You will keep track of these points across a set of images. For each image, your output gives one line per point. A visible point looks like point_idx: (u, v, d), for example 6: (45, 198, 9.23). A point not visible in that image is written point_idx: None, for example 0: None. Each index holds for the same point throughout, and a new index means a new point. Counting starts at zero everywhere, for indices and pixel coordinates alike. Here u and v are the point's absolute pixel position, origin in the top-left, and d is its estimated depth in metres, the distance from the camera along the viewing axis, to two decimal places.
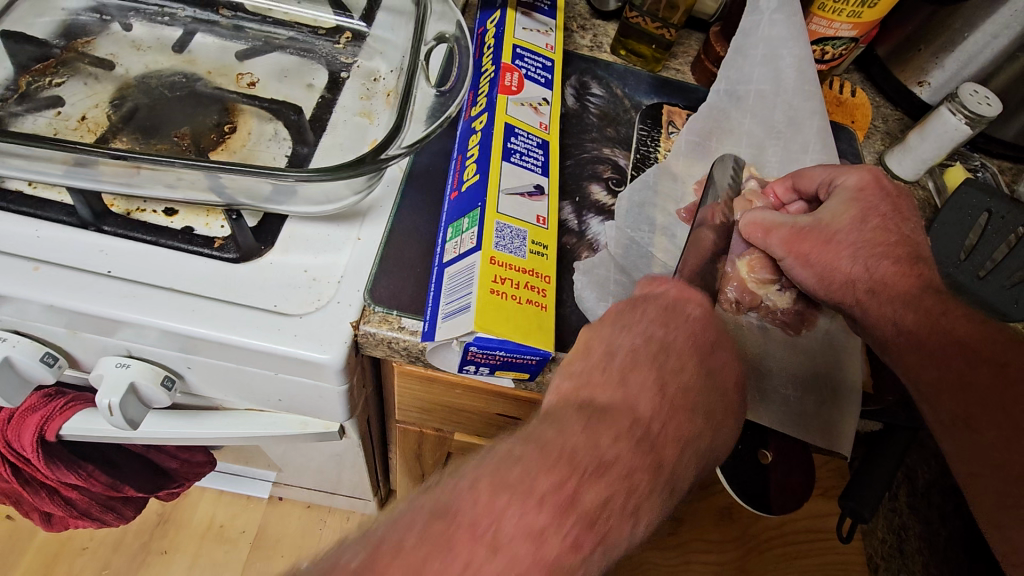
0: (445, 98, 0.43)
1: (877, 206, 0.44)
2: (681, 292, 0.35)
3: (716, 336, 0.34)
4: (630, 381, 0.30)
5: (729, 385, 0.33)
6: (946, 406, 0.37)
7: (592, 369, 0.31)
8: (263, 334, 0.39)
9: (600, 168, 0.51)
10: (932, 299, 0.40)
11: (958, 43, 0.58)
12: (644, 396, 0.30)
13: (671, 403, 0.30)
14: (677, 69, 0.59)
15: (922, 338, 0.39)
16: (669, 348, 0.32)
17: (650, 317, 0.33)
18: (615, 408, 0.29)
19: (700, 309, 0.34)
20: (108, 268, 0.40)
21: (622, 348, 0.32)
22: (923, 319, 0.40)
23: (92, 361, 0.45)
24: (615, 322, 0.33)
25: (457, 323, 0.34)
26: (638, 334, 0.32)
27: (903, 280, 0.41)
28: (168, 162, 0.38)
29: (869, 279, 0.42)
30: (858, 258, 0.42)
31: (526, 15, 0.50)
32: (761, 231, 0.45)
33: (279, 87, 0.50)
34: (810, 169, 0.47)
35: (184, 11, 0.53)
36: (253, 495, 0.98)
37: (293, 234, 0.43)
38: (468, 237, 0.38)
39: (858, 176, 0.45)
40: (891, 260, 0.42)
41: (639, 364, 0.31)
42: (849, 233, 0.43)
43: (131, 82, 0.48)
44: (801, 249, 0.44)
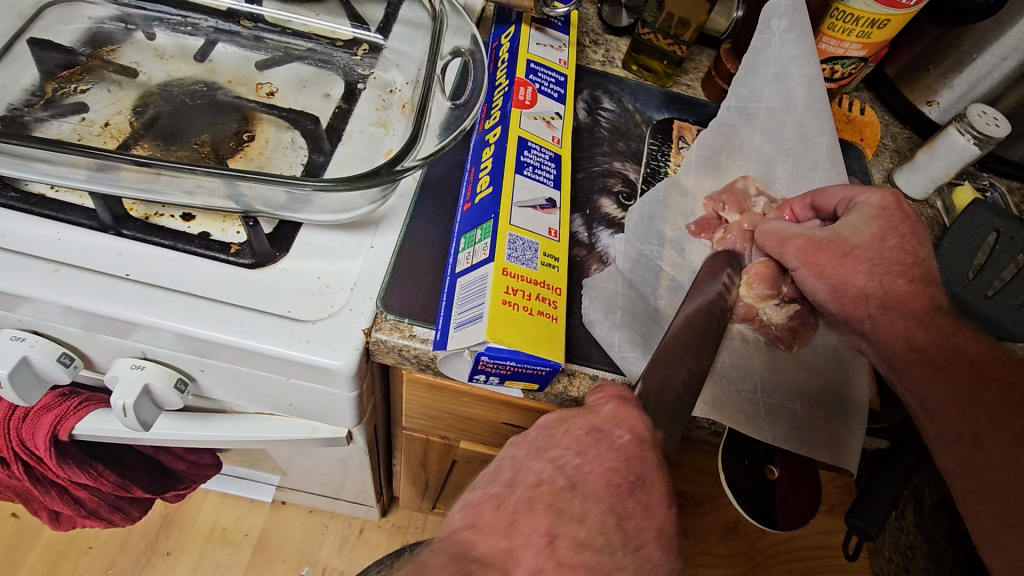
0: (461, 111, 0.44)
1: (897, 227, 0.44)
2: (617, 412, 0.36)
3: (639, 472, 0.33)
4: (517, 529, 0.29)
5: (648, 536, 0.31)
6: (953, 422, 0.38)
7: (488, 503, 0.31)
8: (277, 340, 0.39)
9: (610, 182, 0.51)
10: (942, 319, 0.40)
11: (967, 64, 0.59)
12: (527, 551, 0.28)
13: (556, 565, 0.28)
14: (689, 84, 0.61)
15: (931, 353, 0.39)
16: (577, 486, 0.32)
17: (571, 440, 0.34)
18: (489, 566, 0.28)
19: (628, 436, 0.34)
20: (127, 271, 0.41)
21: (526, 482, 0.32)
22: (934, 336, 0.40)
23: (107, 362, 0.45)
24: (531, 445, 0.34)
25: (469, 334, 0.34)
26: (549, 463, 0.33)
27: (916, 300, 0.42)
28: (189, 170, 0.39)
29: (883, 295, 0.42)
30: (874, 274, 0.42)
31: (540, 31, 0.51)
32: (778, 239, 0.44)
33: (297, 97, 0.51)
34: (831, 188, 0.47)
35: (206, 21, 0.54)
36: (257, 499, 0.99)
37: (307, 241, 0.44)
38: (481, 249, 0.38)
39: (881, 196, 0.45)
40: (905, 279, 0.42)
41: (533, 509, 0.30)
42: (867, 249, 0.43)
43: (154, 89, 0.49)
44: (817, 261, 0.43)
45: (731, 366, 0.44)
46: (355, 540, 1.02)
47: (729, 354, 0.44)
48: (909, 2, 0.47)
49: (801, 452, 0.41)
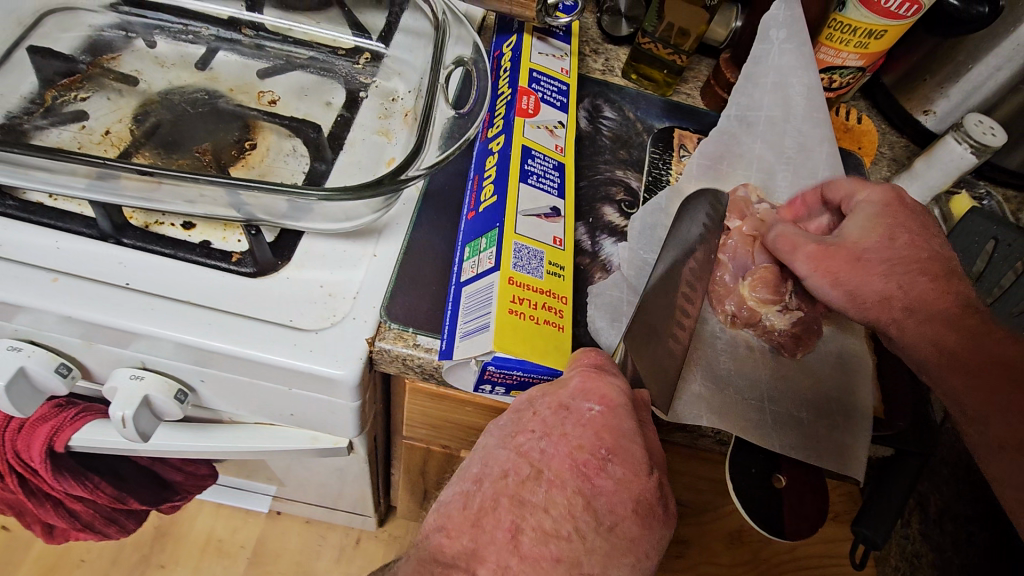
0: (464, 120, 0.44)
1: (906, 223, 0.43)
2: (585, 384, 0.34)
3: (611, 446, 0.33)
4: (481, 526, 0.31)
5: (623, 512, 0.32)
6: (985, 427, 0.36)
7: (455, 504, 0.33)
8: (280, 350, 0.39)
9: (612, 190, 0.52)
10: (970, 318, 0.39)
11: (963, 74, 0.60)
12: (492, 549, 0.31)
13: (520, 560, 0.30)
14: (688, 93, 0.61)
15: (964, 356, 0.37)
16: (543, 472, 0.32)
17: (539, 422, 0.34)
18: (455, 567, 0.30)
19: (598, 408, 0.34)
20: (126, 280, 0.40)
21: (492, 474, 0.33)
22: (964, 338, 0.38)
23: (105, 372, 0.45)
24: (500, 432, 0.35)
25: (475, 343, 0.34)
26: (514, 450, 0.34)
27: (939, 299, 0.40)
28: (194, 179, 0.39)
29: (905, 296, 0.40)
30: (891, 276, 0.41)
31: (542, 40, 0.51)
32: (790, 245, 0.44)
33: (299, 105, 0.51)
34: (839, 180, 0.47)
35: (207, 29, 0.53)
36: (253, 510, 0.98)
37: (309, 250, 0.44)
38: (486, 257, 0.37)
39: (882, 194, 0.44)
40: (926, 277, 0.41)
41: (497, 504, 0.32)
42: (880, 250, 0.42)
43: (154, 97, 0.49)
44: (829, 266, 0.42)
45: (737, 372, 0.43)
46: (352, 551, 1.01)
47: (734, 362, 0.44)
48: (907, 13, 0.49)
49: (808, 461, 0.40)
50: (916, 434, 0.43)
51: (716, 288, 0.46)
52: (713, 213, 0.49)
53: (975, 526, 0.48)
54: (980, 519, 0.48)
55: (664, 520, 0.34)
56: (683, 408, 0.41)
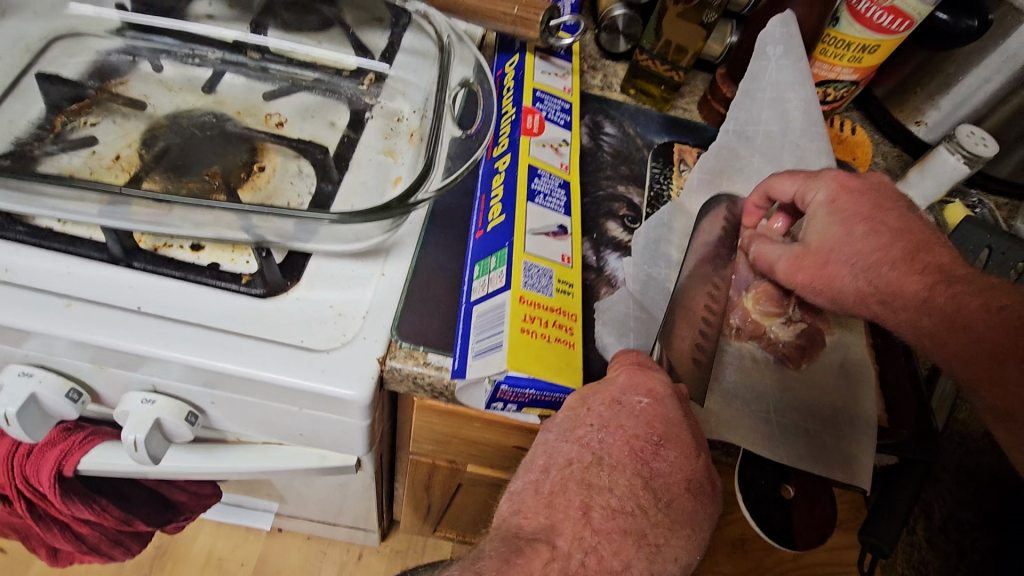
0: (471, 141, 0.45)
1: (856, 209, 0.42)
2: (633, 379, 0.35)
3: (663, 432, 0.34)
4: (556, 507, 0.32)
5: (677, 490, 0.34)
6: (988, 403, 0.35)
7: (527, 489, 0.34)
8: (292, 370, 0.39)
9: (615, 206, 0.53)
10: (942, 292, 0.37)
11: (952, 86, 0.63)
12: (568, 524, 0.32)
13: (594, 533, 0.32)
14: (685, 107, 0.63)
15: (944, 337, 0.36)
16: (604, 459, 0.33)
17: (595, 415, 0.34)
18: (536, 540, 0.31)
19: (648, 399, 0.35)
20: (139, 304, 0.41)
21: (557, 463, 0.34)
22: (939, 321, 0.36)
23: (115, 395, 0.45)
24: (558, 427, 0.35)
25: (488, 362, 0.34)
26: (577, 442, 0.34)
27: (910, 281, 0.38)
28: (208, 206, 0.40)
29: (877, 290, 0.39)
30: (859, 273, 0.40)
31: (545, 59, 0.52)
32: (765, 264, 0.45)
33: (304, 126, 0.52)
34: (780, 181, 0.46)
35: (214, 53, 0.54)
36: (254, 527, 0.97)
37: (318, 271, 0.45)
38: (497, 276, 0.38)
39: (827, 187, 0.43)
40: (893, 261, 0.39)
41: (568, 487, 0.33)
42: (843, 249, 0.41)
43: (162, 121, 0.49)
44: (802, 278, 0.43)
45: (744, 382, 0.44)
46: (354, 566, 1.00)
47: (741, 373, 0.44)
48: (899, 28, 0.51)
49: (817, 471, 0.40)
50: (919, 442, 0.43)
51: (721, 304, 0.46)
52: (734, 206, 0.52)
53: (979, 531, 0.48)
54: (984, 525, 0.49)
55: (713, 495, 0.35)
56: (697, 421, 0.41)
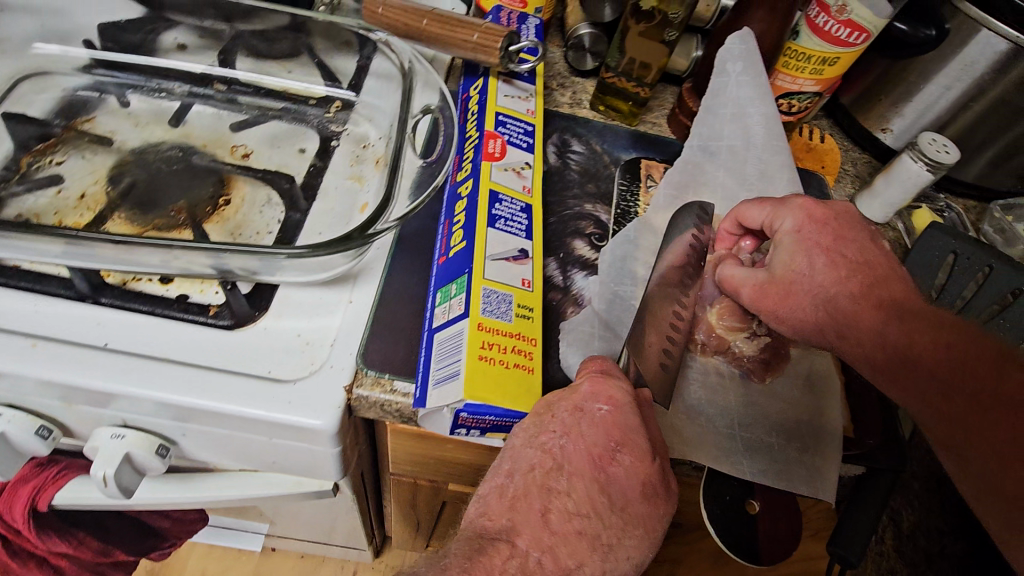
0: (432, 167, 0.46)
1: (820, 241, 0.42)
2: (595, 387, 0.36)
3: (621, 439, 0.34)
4: (518, 510, 0.33)
5: (632, 493, 0.34)
6: (936, 435, 0.35)
7: (493, 493, 0.34)
8: (259, 403, 0.40)
9: (582, 224, 0.53)
10: (897, 329, 0.37)
11: (915, 93, 0.62)
12: (527, 525, 0.32)
13: (553, 535, 0.32)
14: (653, 122, 0.64)
15: (896, 372, 0.37)
16: (564, 466, 0.34)
17: (558, 423, 0.34)
18: (497, 540, 0.32)
19: (608, 407, 0.35)
20: (105, 341, 0.41)
21: (521, 468, 0.34)
22: (892, 356, 0.37)
23: (86, 430, 0.45)
24: (523, 432, 0.35)
25: (446, 391, 0.35)
26: (539, 449, 0.34)
27: (867, 314, 0.39)
28: (168, 246, 0.40)
29: (836, 322, 0.40)
30: (820, 303, 0.41)
31: (507, 83, 0.53)
32: (732, 287, 0.45)
33: (273, 154, 0.52)
34: (749, 208, 0.47)
35: (180, 86, 0.55)
36: (245, 549, 0.97)
37: (286, 300, 0.45)
38: (457, 304, 0.38)
39: (793, 216, 0.44)
40: (852, 293, 0.40)
41: (530, 492, 0.33)
42: (806, 280, 0.42)
43: (129, 156, 0.50)
44: (767, 304, 0.43)
45: (708, 398, 0.44)
46: None
47: (705, 387, 0.45)
48: (856, 41, 0.51)
49: (779, 486, 0.41)
50: (884, 452, 0.43)
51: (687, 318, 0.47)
52: (703, 215, 0.52)
53: (949, 539, 0.48)
54: (952, 532, 0.48)
55: (670, 497, 0.35)
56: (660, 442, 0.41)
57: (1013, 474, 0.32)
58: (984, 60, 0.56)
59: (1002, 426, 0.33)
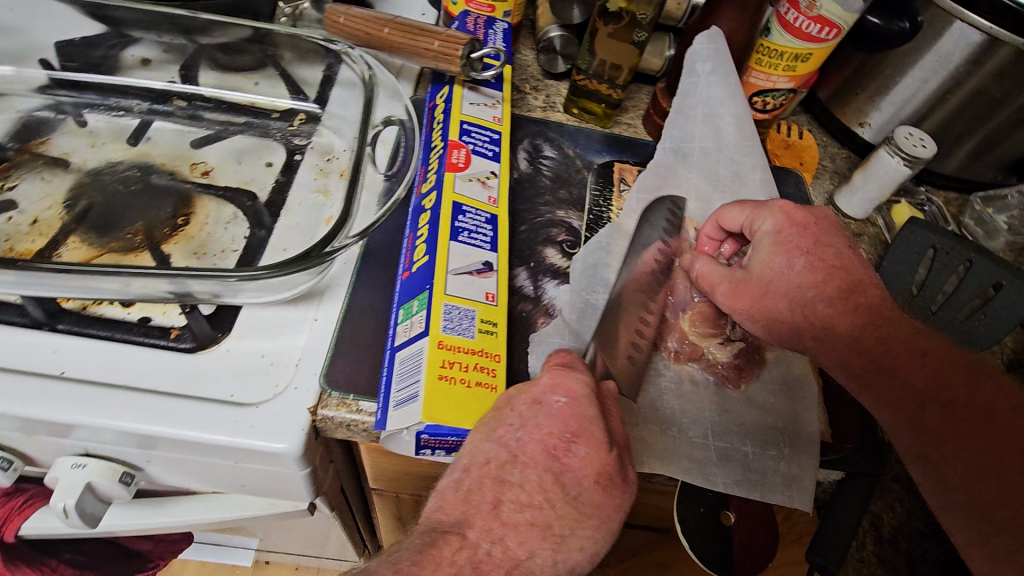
0: (393, 180, 0.45)
1: (799, 243, 0.42)
2: (554, 379, 0.35)
3: (577, 429, 0.33)
4: (472, 503, 0.31)
5: (587, 483, 0.32)
6: (907, 444, 0.35)
7: (449, 488, 0.33)
8: (220, 428, 0.38)
9: (553, 232, 0.52)
10: (873, 336, 0.37)
11: (892, 86, 0.61)
12: (479, 517, 0.31)
13: (503, 525, 0.31)
14: (628, 123, 0.63)
15: (871, 379, 0.37)
16: (519, 457, 0.32)
17: (516, 415, 0.33)
18: (449, 531, 0.31)
19: (565, 399, 0.34)
20: (62, 369, 0.40)
21: (477, 461, 0.32)
22: (868, 363, 0.37)
23: (48, 460, 0.44)
24: (481, 424, 0.33)
25: (406, 414, 0.34)
26: (495, 441, 0.32)
27: (843, 320, 0.38)
28: (115, 272, 0.39)
29: (812, 325, 0.39)
30: (796, 305, 0.40)
31: (473, 90, 0.52)
32: (708, 284, 0.45)
33: (238, 169, 0.51)
34: (730, 211, 0.46)
35: (139, 104, 0.54)
36: (237, 563, 0.96)
37: (249, 320, 0.44)
38: (418, 321, 0.38)
39: (773, 218, 0.43)
40: (827, 297, 0.39)
41: (483, 484, 0.32)
42: (782, 281, 0.41)
43: (86, 178, 0.49)
44: (743, 304, 0.42)
45: (681, 407, 0.43)
46: None
47: (678, 396, 0.44)
48: (828, 36, 0.49)
49: (753, 496, 0.40)
50: (863, 455, 0.43)
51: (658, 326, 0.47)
52: (675, 213, 0.53)
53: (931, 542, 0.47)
54: (934, 535, 0.47)
55: (628, 486, 0.34)
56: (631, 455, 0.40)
57: (983, 487, 0.32)
58: (958, 52, 0.55)
59: (976, 438, 0.33)
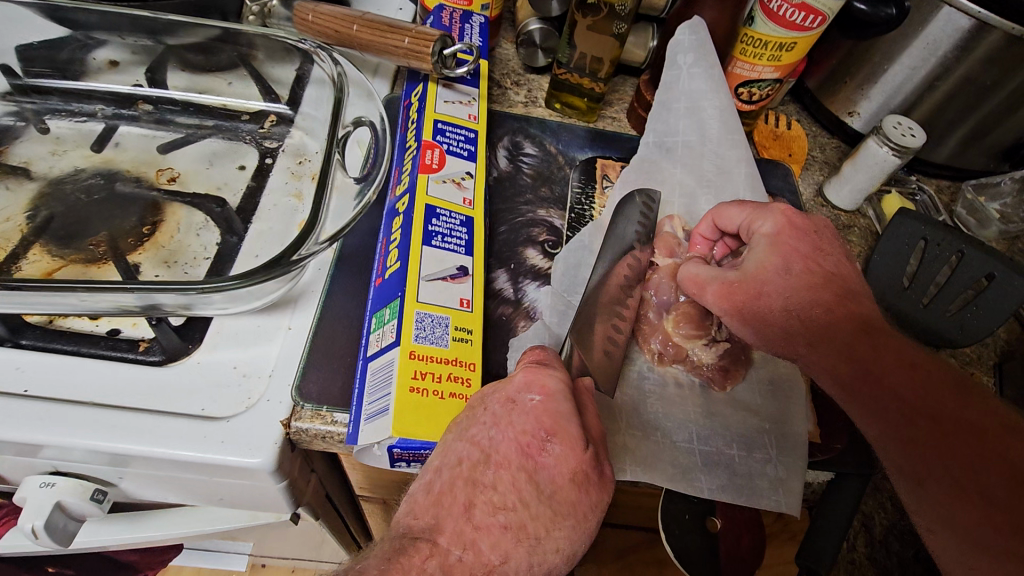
0: (363, 184, 0.44)
1: (797, 247, 0.40)
2: (528, 377, 0.34)
3: (551, 427, 0.32)
4: (443, 505, 0.31)
5: (562, 481, 0.31)
6: (894, 458, 0.32)
7: (421, 491, 0.32)
8: (189, 444, 0.37)
9: (534, 231, 0.51)
10: (867, 344, 0.35)
11: (880, 75, 0.59)
12: (449, 521, 0.30)
13: (474, 529, 0.30)
14: (613, 116, 0.61)
15: (861, 387, 0.34)
16: (492, 457, 0.31)
17: (489, 415, 0.32)
18: (419, 539, 0.30)
19: (540, 396, 0.33)
20: (25, 387, 0.39)
21: (450, 462, 0.31)
22: (859, 370, 0.35)
23: (17, 478, 0.43)
24: (454, 426, 0.33)
25: (376, 428, 0.33)
26: (467, 441, 0.32)
27: (837, 327, 0.37)
28: (71, 288, 0.37)
29: (805, 329, 0.38)
30: (790, 309, 0.38)
31: (448, 87, 0.51)
32: (696, 286, 0.43)
33: (209, 173, 0.50)
34: (728, 209, 0.44)
35: (103, 108, 0.52)
36: (231, 568, 0.95)
37: (221, 330, 0.42)
38: (389, 330, 0.37)
39: (774, 219, 0.42)
40: (820, 303, 0.38)
41: (454, 485, 0.31)
42: (777, 282, 0.39)
43: (47, 189, 0.47)
44: (733, 306, 0.40)
45: (665, 410, 0.43)
46: None
47: (662, 398, 0.43)
48: (812, 25, 0.47)
49: (741, 501, 0.39)
50: (853, 455, 0.42)
51: (641, 327, 0.46)
52: (649, 203, 0.51)
53: None
54: None
55: (606, 484, 0.32)
56: (613, 462, 0.39)
57: (973, 509, 0.29)
58: (947, 39, 0.54)
59: (970, 453, 0.30)
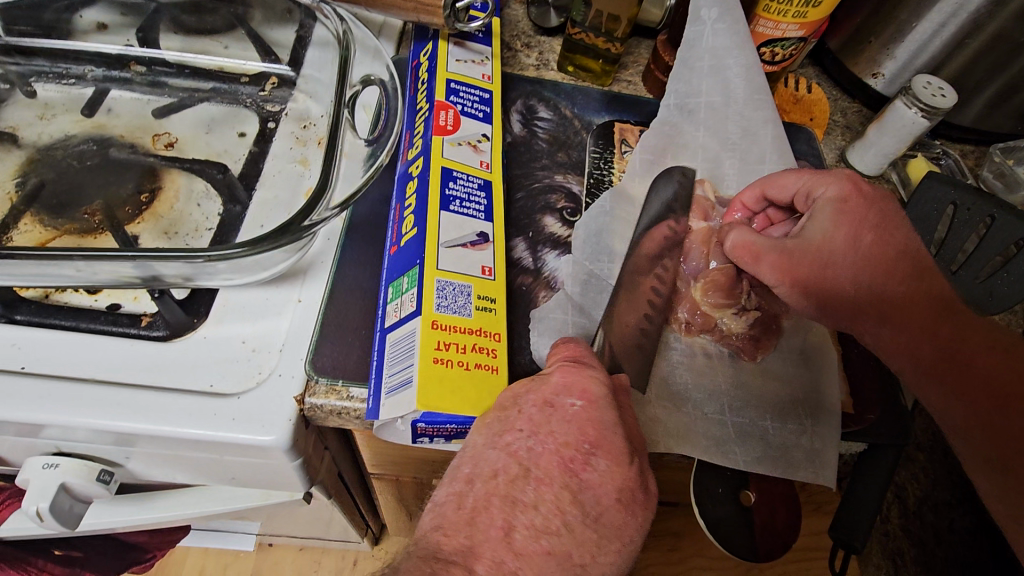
0: (374, 147, 0.42)
1: (866, 217, 0.38)
2: (566, 379, 0.32)
3: (596, 439, 0.31)
4: (477, 526, 0.28)
5: (607, 502, 0.30)
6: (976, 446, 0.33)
7: (450, 503, 0.30)
8: (199, 422, 0.35)
9: (552, 198, 0.49)
10: (947, 326, 0.35)
11: (908, 32, 0.56)
12: (487, 546, 0.28)
13: (517, 557, 0.28)
14: (628, 79, 0.58)
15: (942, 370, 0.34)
16: (532, 471, 0.30)
17: (526, 419, 0.31)
18: (451, 563, 0.27)
19: (581, 403, 0.32)
20: (22, 363, 0.36)
21: (484, 474, 0.30)
22: (940, 354, 0.34)
23: (18, 459, 0.41)
24: (486, 430, 0.31)
25: (399, 402, 0.32)
26: (506, 452, 0.30)
27: (915, 305, 0.36)
28: (65, 257, 0.34)
29: (879, 306, 0.36)
30: (861, 283, 0.37)
31: (459, 45, 0.48)
32: (749, 254, 0.40)
33: (209, 140, 0.47)
34: (781, 178, 0.42)
35: (92, 70, 0.49)
36: (240, 548, 0.94)
37: (227, 303, 0.40)
38: (408, 300, 0.35)
39: (839, 186, 0.39)
40: (896, 279, 0.37)
41: (491, 503, 0.29)
42: (846, 256, 0.37)
43: (36, 156, 0.45)
44: (797, 277, 0.39)
45: (694, 382, 0.41)
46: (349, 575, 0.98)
47: (690, 370, 0.42)
48: None
49: (777, 474, 0.38)
50: (887, 427, 0.40)
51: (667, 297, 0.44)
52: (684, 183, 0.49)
53: (957, 512, 0.46)
54: (961, 505, 0.46)
55: (649, 500, 0.32)
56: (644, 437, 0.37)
57: None
58: None
59: None
